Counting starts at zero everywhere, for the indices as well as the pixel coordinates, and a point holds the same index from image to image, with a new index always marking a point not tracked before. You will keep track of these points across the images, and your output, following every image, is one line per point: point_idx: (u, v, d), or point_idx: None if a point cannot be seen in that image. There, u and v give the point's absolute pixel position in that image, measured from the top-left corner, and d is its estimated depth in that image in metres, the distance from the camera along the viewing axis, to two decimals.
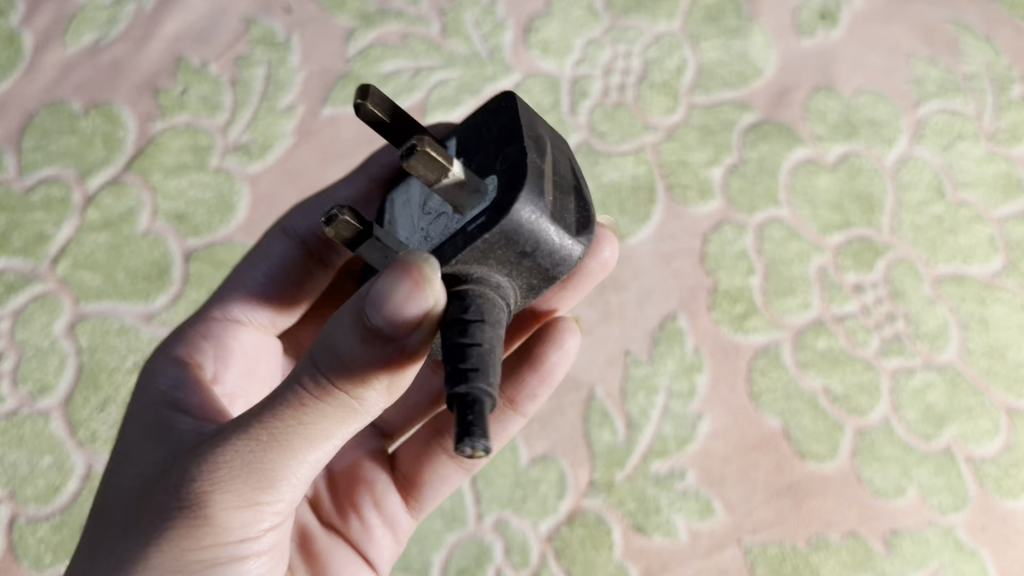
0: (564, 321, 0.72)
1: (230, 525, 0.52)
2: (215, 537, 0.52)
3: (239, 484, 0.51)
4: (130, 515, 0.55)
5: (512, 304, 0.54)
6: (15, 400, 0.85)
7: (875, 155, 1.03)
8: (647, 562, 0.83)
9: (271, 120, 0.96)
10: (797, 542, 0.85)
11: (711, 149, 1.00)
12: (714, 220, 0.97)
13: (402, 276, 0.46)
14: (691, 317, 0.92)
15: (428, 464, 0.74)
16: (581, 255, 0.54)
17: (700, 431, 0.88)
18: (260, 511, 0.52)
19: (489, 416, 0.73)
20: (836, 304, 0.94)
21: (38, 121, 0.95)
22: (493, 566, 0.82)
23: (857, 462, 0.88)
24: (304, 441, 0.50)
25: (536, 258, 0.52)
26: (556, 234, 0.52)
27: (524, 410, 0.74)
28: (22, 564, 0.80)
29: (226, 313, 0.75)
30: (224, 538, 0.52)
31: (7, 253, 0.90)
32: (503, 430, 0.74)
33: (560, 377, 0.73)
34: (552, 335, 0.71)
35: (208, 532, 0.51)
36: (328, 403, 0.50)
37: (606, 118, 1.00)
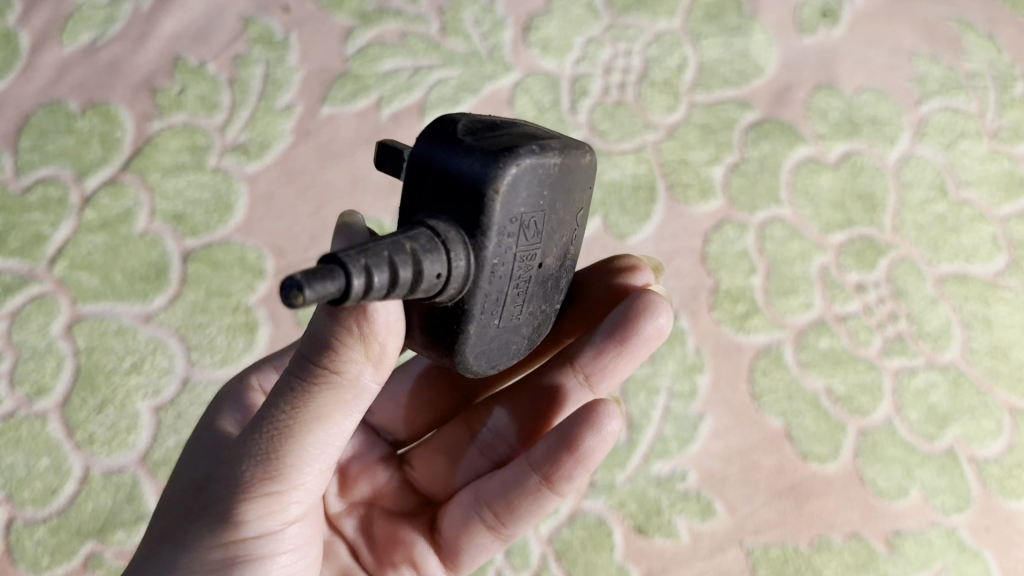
0: (608, 404, 0.62)
1: (247, 520, 0.53)
2: (232, 533, 0.53)
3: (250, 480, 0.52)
4: (160, 521, 0.57)
5: (460, 251, 0.51)
6: (12, 402, 0.84)
7: (877, 153, 1.02)
8: (648, 563, 0.82)
9: (270, 119, 0.96)
10: (799, 543, 0.84)
11: (712, 148, 1.00)
12: (715, 219, 0.96)
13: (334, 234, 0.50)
14: (693, 317, 0.92)
15: (466, 535, 0.66)
16: (506, 174, 0.50)
17: (702, 432, 0.87)
18: (275, 502, 0.53)
19: (524, 490, 0.63)
20: (838, 303, 0.94)
21: (35, 121, 0.94)
22: (493, 567, 0.81)
23: (860, 462, 0.88)
24: (302, 432, 0.51)
25: (455, 185, 0.51)
26: (466, 158, 0.51)
27: (561, 490, 0.63)
28: (19, 566, 0.79)
29: None
30: (246, 533, 0.54)
31: (3, 253, 0.89)
32: (537, 513, 0.65)
33: (598, 460, 0.63)
34: (590, 415, 0.62)
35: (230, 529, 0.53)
36: (317, 390, 0.50)
37: (606, 117, 0.99)
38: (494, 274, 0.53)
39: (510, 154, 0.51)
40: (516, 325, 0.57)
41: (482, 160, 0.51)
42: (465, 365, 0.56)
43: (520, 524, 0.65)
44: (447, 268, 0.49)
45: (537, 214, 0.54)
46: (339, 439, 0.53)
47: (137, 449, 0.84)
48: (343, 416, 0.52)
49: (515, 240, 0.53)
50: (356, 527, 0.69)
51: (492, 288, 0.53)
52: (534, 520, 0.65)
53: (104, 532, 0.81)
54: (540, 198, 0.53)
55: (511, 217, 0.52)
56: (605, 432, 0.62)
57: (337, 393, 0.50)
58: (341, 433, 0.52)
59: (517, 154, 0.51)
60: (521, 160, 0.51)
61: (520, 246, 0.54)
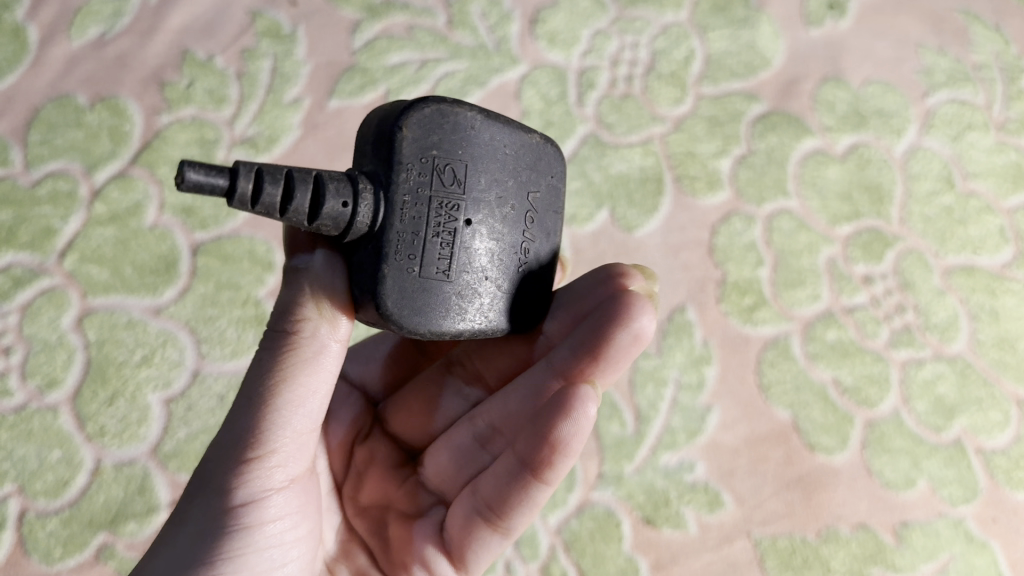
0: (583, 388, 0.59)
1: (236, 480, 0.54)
2: (221, 498, 0.54)
3: (233, 445, 0.55)
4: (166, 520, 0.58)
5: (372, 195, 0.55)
6: (23, 395, 0.84)
7: (884, 145, 1.02)
8: (656, 554, 0.83)
9: (278, 113, 0.96)
10: (807, 534, 0.85)
11: (719, 140, 1.00)
12: (723, 211, 0.96)
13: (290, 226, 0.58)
14: (700, 309, 0.92)
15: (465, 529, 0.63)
16: (411, 120, 0.55)
17: (710, 424, 0.88)
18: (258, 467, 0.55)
19: (510, 478, 0.61)
20: (845, 295, 0.94)
21: (44, 115, 0.95)
22: (502, 559, 0.81)
23: (868, 453, 0.88)
24: (273, 385, 0.55)
25: (379, 138, 0.56)
26: (387, 116, 0.56)
27: (548, 478, 0.60)
28: (31, 558, 0.79)
29: None
30: (234, 499, 0.54)
31: (14, 247, 0.89)
32: (527, 505, 0.61)
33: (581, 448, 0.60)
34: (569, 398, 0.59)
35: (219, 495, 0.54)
36: (281, 347, 0.55)
37: (613, 110, 1.00)
38: (406, 213, 0.55)
39: (419, 111, 0.56)
40: (449, 280, 0.57)
41: (394, 109, 0.57)
42: (387, 315, 0.55)
43: (518, 518, 0.62)
44: (352, 201, 0.54)
45: (455, 163, 0.57)
46: (311, 400, 0.56)
47: (148, 441, 0.84)
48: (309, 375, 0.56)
49: (428, 183, 0.56)
50: (369, 531, 0.68)
51: (406, 229, 0.55)
52: (532, 507, 0.62)
53: (115, 523, 0.81)
54: (454, 148, 0.57)
55: (420, 155, 0.56)
56: (581, 418, 0.59)
57: (300, 349, 0.55)
58: (310, 392, 0.56)
59: (425, 100, 0.56)
60: (426, 104, 0.56)
61: (436, 191, 0.56)
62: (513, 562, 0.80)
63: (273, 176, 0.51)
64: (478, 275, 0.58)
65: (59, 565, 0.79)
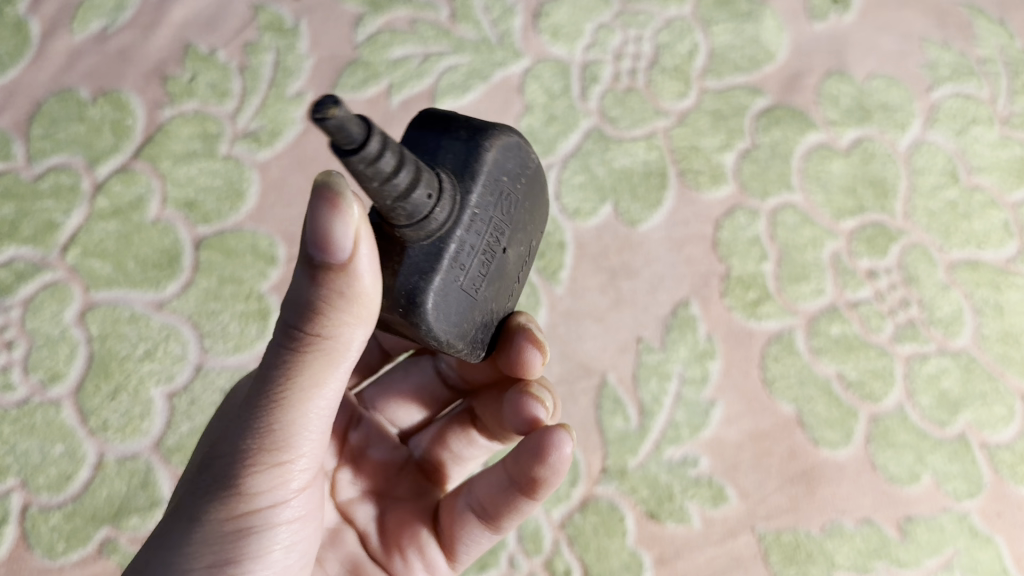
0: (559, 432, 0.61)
1: (254, 492, 0.52)
2: (242, 503, 0.52)
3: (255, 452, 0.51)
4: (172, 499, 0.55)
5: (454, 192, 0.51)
6: (26, 389, 0.84)
7: (888, 140, 1.02)
8: (660, 548, 0.83)
9: (281, 107, 0.96)
10: (810, 528, 0.85)
11: (723, 134, 0.99)
12: (726, 206, 0.96)
13: (316, 200, 0.43)
14: (703, 303, 0.92)
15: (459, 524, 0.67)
16: (503, 139, 0.54)
17: (714, 418, 0.87)
18: (281, 472, 0.52)
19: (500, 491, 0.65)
20: (849, 289, 0.94)
21: (46, 109, 0.95)
22: (505, 553, 0.81)
23: (872, 448, 0.88)
24: (299, 395, 0.49)
25: (459, 141, 0.53)
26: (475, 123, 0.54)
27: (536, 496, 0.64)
28: (34, 552, 0.79)
29: None
30: (258, 504, 0.53)
31: (16, 241, 0.89)
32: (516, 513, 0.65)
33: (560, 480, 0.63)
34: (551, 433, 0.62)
35: (241, 500, 0.52)
36: (304, 354, 0.48)
37: (617, 104, 0.99)
38: (468, 223, 0.51)
39: (508, 132, 0.55)
40: (474, 299, 0.53)
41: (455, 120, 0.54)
42: (422, 312, 0.50)
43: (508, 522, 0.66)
44: (438, 195, 0.49)
45: (514, 196, 0.55)
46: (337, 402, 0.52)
47: (151, 436, 0.84)
48: (331, 383, 0.50)
49: (493, 206, 0.53)
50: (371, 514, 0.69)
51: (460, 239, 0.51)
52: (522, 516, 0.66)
53: (118, 518, 0.81)
54: (520, 179, 0.55)
55: (495, 177, 0.53)
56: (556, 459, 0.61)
57: (326, 355, 0.48)
58: (336, 395, 0.51)
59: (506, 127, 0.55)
60: (514, 133, 0.55)
61: (497, 214, 0.54)
62: (516, 556, 0.81)
63: (394, 146, 0.44)
64: (490, 301, 0.55)
65: (62, 559, 0.79)
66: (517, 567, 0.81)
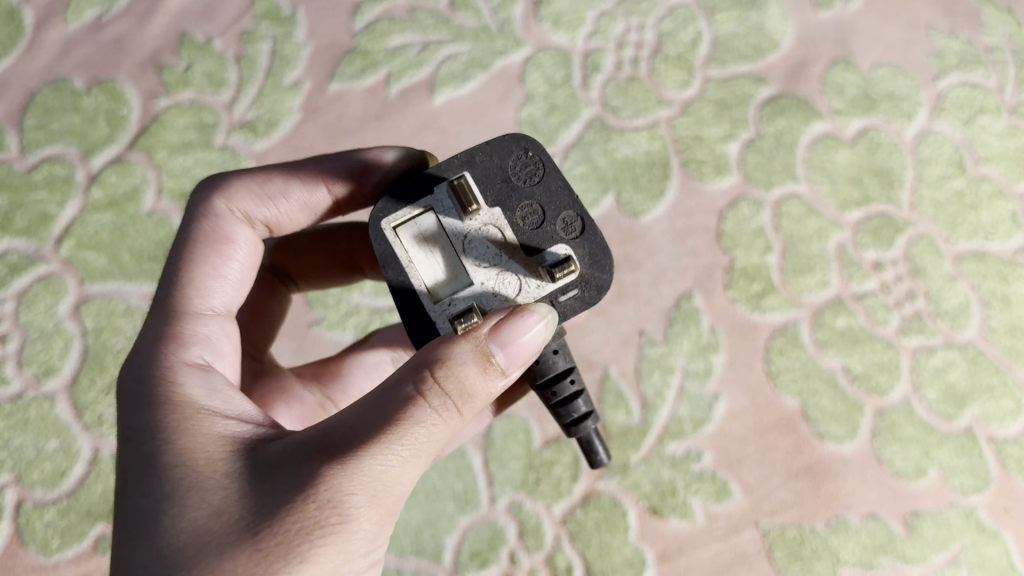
0: None
1: (365, 543, 0.48)
2: (355, 552, 0.48)
3: (384, 500, 0.48)
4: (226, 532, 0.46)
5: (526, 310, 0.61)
6: (20, 383, 0.83)
7: (894, 129, 1.00)
8: (663, 544, 0.81)
9: (278, 96, 0.95)
10: (816, 524, 0.83)
11: (727, 124, 0.98)
12: (730, 196, 0.94)
13: (528, 314, 0.52)
14: (707, 296, 0.91)
15: None
16: None
17: (717, 412, 0.86)
18: (384, 533, 0.50)
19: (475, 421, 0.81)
20: (855, 281, 0.92)
21: (40, 99, 0.94)
22: (506, 549, 0.80)
23: (878, 442, 0.87)
24: (431, 454, 0.50)
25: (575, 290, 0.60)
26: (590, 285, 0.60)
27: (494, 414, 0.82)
28: (29, 549, 0.78)
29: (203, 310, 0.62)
30: (361, 559, 0.49)
31: (11, 233, 0.88)
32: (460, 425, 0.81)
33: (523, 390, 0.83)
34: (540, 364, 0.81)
35: (358, 547, 0.48)
36: (455, 413, 0.50)
37: (619, 93, 0.98)
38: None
39: None
40: None
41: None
42: None
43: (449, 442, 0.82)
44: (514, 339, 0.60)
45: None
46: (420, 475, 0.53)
47: None
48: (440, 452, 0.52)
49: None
50: None
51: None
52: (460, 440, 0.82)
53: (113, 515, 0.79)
54: None
55: None
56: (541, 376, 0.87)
57: (463, 421, 0.51)
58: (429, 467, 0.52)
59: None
60: None
61: None
62: (518, 552, 0.80)
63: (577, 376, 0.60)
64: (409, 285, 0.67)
65: (57, 556, 0.78)
66: (518, 563, 0.80)
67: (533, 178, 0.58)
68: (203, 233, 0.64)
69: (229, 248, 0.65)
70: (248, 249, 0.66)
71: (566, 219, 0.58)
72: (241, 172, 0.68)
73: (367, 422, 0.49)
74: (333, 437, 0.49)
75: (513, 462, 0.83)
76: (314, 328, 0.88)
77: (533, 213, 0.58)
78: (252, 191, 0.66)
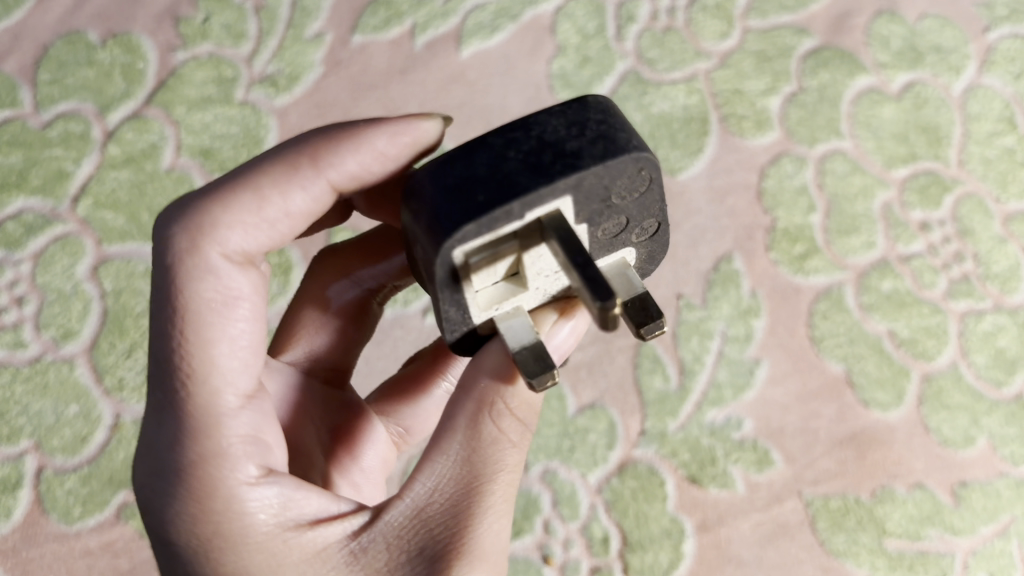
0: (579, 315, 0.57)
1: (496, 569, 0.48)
2: None
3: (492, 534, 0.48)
4: None
5: None
6: (38, 346, 0.80)
7: (941, 84, 0.96)
8: (703, 515, 0.78)
9: (299, 49, 0.91)
10: (860, 494, 0.80)
11: (768, 77, 0.94)
12: (772, 152, 0.90)
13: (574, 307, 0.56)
14: (748, 258, 0.87)
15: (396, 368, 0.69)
16: None
17: (758, 377, 0.82)
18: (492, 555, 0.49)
19: None
20: (902, 243, 0.89)
21: (54, 53, 0.90)
22: (540, 518, 0.77)
23: (924, 410, 0.83)
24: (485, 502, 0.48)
25: None
26: None
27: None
28: (50, 517, 0.75)
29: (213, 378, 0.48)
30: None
31: (25, 192, 0.85)
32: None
33: None
34: None
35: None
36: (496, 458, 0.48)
37: (655, 44, 0.94)
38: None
39: None
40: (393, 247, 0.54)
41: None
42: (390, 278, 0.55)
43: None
44: None
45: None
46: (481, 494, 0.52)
47: None
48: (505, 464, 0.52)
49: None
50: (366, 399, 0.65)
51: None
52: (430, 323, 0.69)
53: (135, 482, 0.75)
54: None
55: None
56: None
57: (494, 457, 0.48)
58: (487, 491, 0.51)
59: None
60: None
61: None
62: (552, 522, 0.77)
63: None
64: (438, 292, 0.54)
65: (78, 525, 0.74)
66: (552, 533, 0.77)
67: (634, 194, 0.48)
68: (186, 304, 0.49)
69: (234, 307, 0.50)
70: (253, 290, 0.51)
71: (644, 227, 0.52)
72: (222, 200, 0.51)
73: (452, 492, 0.48)
74: (431, 512, 0.48)
75: (546, 428, 0.80)
76: None
77: (618, 224, 0.50)
78: (231, 224, 0.51)
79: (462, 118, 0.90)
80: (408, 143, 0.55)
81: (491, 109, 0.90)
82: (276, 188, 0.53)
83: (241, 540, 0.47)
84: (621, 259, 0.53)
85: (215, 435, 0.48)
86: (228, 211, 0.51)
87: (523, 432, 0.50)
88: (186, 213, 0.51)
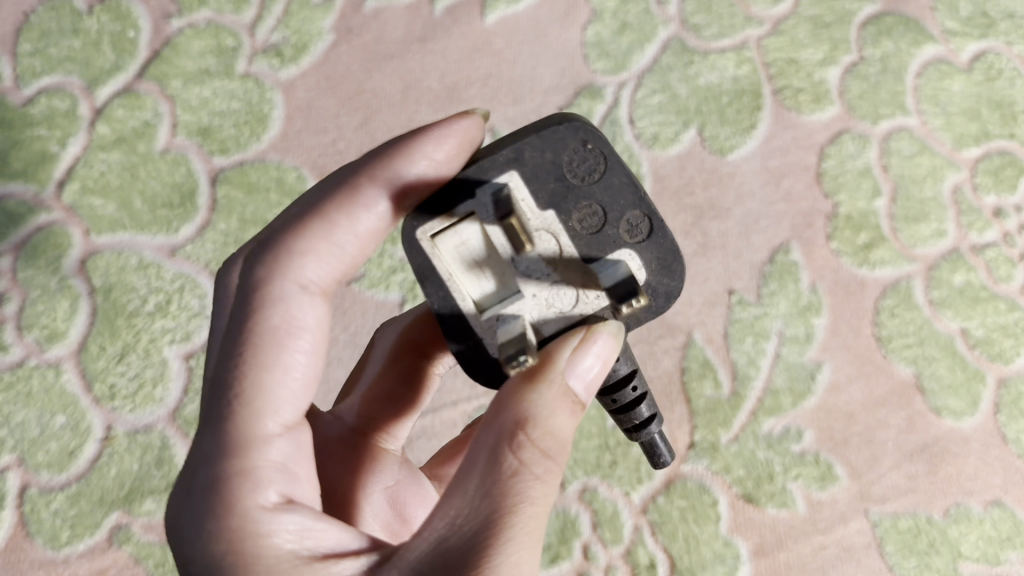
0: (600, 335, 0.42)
1: None
2: None
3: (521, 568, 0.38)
4: None
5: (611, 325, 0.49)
6: (21, 350, 0.72)
7: (1015, 54, 0.86)
8: (759, 537, 0.70)
9: (307, 15, 0.81)
10: (932, 513, 0.72)
11: (826, 45, 0.85)
12: (832, 130, 0.81)
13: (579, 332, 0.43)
14: (806, 248, 0.78)
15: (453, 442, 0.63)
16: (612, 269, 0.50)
17: (820, 383, 0.74)
18: None
19: None
20: (974, 232, 0.79)
21: (37, 20, 0.82)
22: (579, 541, 0.70)
23: (1001, 419, 0.74)
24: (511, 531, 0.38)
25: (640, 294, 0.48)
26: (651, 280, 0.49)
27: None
28: (36, 542, 0.68)
29: (259, 398, 0.44)
30: None
31: (6, 176, 0.77)
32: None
33: None
34: None
35: None
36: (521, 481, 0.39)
37: (700, 9, 0.85)
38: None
39: None
40: None
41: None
42: None
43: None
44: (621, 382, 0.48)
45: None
46: None
47: (167, 405, 0.71)
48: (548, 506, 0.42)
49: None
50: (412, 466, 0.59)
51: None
52: None
53: (130, 501, 0.69)
54: None
55: None
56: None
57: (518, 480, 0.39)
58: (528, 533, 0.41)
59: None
60: None
61: None
62: (592, 545, 0.70)
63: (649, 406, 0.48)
64: None
65: (66, 551, 0.68)
66: (594, 557, 0.70)
67: (593, 175, 0.45)
68: (248, 324, 0.46)
69: (295, 338, 0.46)
70: (320, 323, 0.47)
71: (630, 220, 0.45)
72: (290, 227, 0.49)
73: (473, 516, 0.39)
74: (448, 545, 0.39)
75: (585, 441, 0.73)
76: (353, 287, 0.75)
77: (594, 216, 0.45)
78: (304, 251, 0.48)
79: (488, 92, 0.81)
80: (457, 145, 0.48)
81: (520, 83, 0.82)
82: (342, 212, 0.49)
83: (253, 566, 0.39)
84: (622, 262, 0.45)
85: (248, 453, 0.42)
86: (296, 237, 0.48)
87: (559, 453, 0.41)
88: (261, 245, 0.49)
